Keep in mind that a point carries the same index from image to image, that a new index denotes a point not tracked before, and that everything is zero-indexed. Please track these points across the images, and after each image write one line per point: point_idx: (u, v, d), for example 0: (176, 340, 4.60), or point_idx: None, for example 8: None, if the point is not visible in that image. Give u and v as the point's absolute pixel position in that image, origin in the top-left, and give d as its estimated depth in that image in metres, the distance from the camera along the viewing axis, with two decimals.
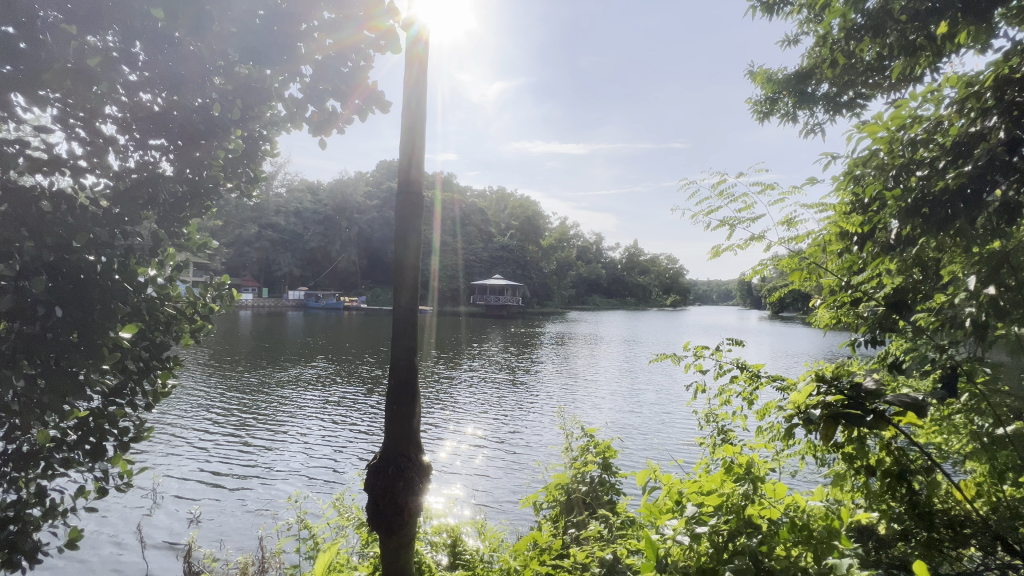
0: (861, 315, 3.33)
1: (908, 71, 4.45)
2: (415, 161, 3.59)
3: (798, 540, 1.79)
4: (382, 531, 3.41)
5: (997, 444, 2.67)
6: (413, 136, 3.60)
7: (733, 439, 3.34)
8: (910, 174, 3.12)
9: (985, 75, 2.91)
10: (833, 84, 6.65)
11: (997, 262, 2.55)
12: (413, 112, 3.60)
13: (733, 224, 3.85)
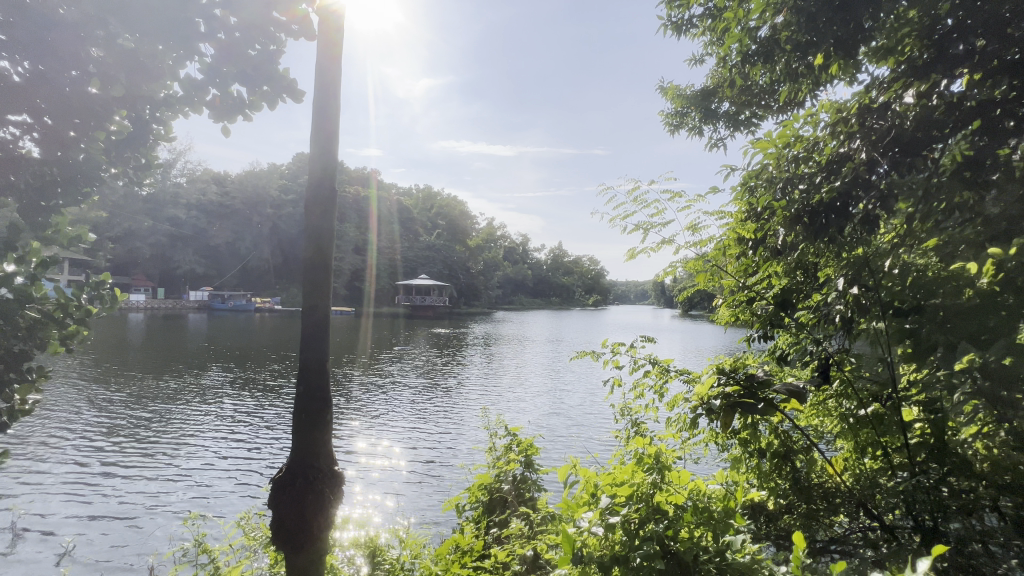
0: (756, 312, 3.70)
1: (794, 96, 4.99)
2: (328, 150, 3.46)
3: (700, 521, 1.92)
4: (288, 548, 3.22)
5: (860, 423, 3.13)
6: (324, 124, 3.48)
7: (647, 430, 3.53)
8: (793, 187, 3.53)
9: (852, 103, 3.56)
10: (733, 103, 7.29)
11: (860, 265, 2.97)
12: (325, 99, 3.48)
13: (646, 228, 4.11)
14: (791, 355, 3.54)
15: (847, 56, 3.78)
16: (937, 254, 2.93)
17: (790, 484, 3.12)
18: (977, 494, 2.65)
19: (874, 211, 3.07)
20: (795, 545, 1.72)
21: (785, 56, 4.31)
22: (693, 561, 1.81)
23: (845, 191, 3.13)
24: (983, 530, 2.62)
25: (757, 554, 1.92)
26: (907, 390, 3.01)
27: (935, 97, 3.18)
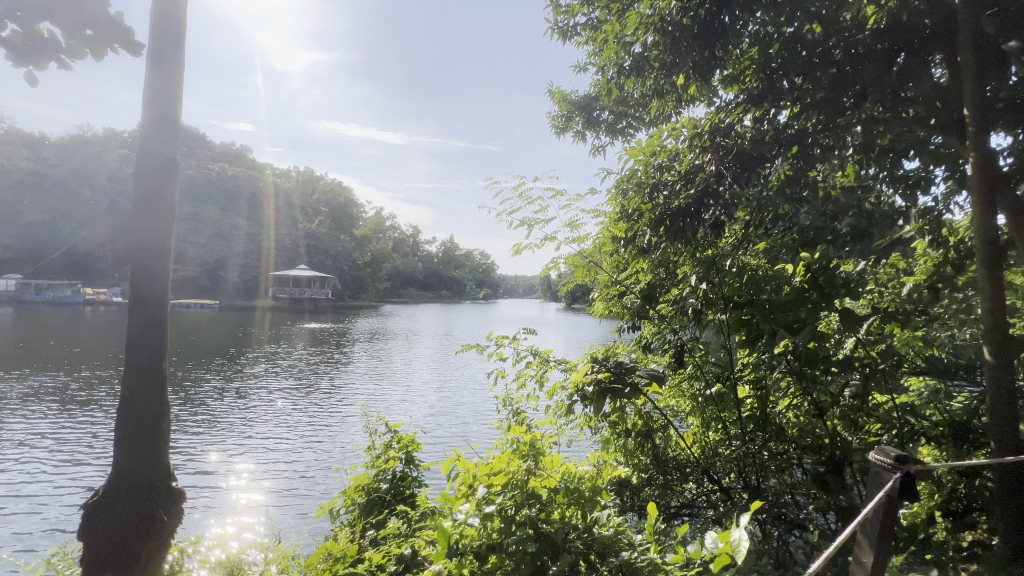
0: (627, 305, 3.96)
1: (660, 111, 5.52)
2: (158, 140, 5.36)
3: (570, 502, 2.02)
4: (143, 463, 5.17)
5: (707, 402, 3.58)
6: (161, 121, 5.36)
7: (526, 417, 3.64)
8: (658, 192, 4.01)
9: (705, 121, 4.10)
10: (612, 112, 7.82)
11: (708, 264, 3.43)
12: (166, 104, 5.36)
13: (531, 224, 4.25)
14: (653, 343, 3.85)
15: (702, 79, 4.33)
16: (766, 256, 3.56)
17: (650, 459, 3.53)
18: (787, 456, 3.23)
19: (720, 216, 3.82)
20: (650, 514, 1.88)
21: (654, 74, 4.76)
22: (563, 540, 1.90)
23: (699, 197, 3.73)
24: (792, 483, 3.21)
25: (619, 525, 2.08)
26: (741, 370, 3.50)
27: (766, 123, 3.88)
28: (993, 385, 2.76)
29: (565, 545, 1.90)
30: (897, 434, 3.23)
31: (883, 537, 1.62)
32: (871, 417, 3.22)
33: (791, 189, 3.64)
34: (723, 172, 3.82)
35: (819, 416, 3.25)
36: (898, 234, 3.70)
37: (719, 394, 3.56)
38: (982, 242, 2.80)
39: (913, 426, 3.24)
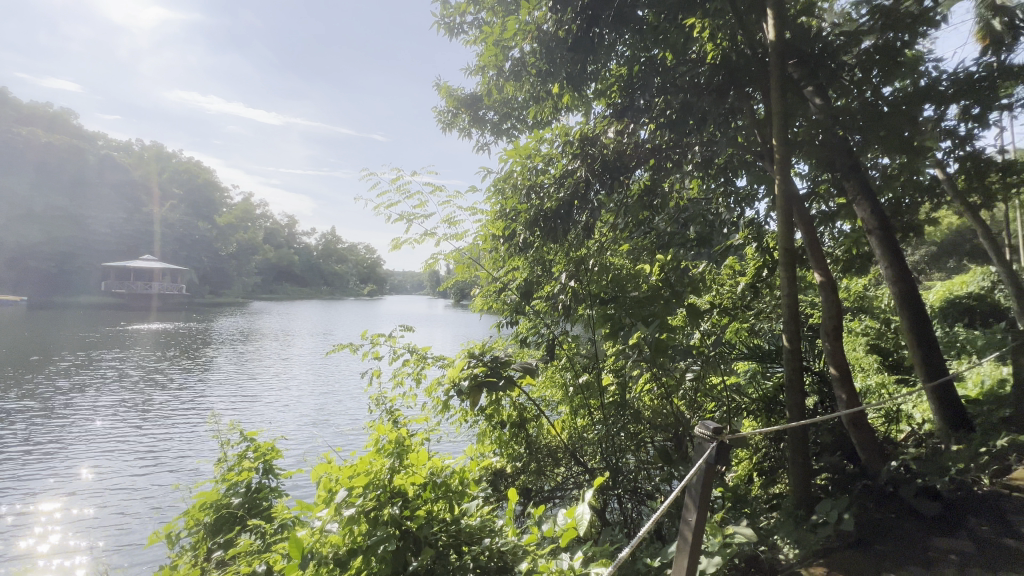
0: (506, 302, 4.07)
1: (539, 118, 5.79)
2: None
3: (437, 496, 2.04)
4: None
5: (576, 391, 3.85)
6: None
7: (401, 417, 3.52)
8: (534, 194, 4.33)
9: (576, 130, 4.47)
10: (496, 113, 7.96)
11: (575, 263, 3.72)
12: None
13: (410, 219, 4.33)
14: (530, 338, 4.02)
15: (575, 89, 4.65)
16: (629, 256, 3.94)
17: (524, 447, 3.71)
18: (641, 435, 3.60)
19: (590, 219, 4.19)
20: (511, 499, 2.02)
21: (531, 80, 4.97)
22: (427, 535, 1.90)
23: (567, 200, 4.17)
24: (646, 459, 3.59)
25: (485, 514, 2.15)
26: (605, 360, 3.83)
27: (626, 136, 4.41)
28: (790, 363, 3.21)
29: (427, 539, 1.90)
30: (725, 409, 3.86)
31: (704, 501, 1.86)
32: (707, 397, 3.78)
33: (649, 199, 4.32)
34: (592, 178, 4.28)
35: (667, 398, 3.69)
36: (729, 241, 4.40)
37: (587, 383, 3.86)
38: (784, 247, 3.27)
39: (737, 402, 3.90)
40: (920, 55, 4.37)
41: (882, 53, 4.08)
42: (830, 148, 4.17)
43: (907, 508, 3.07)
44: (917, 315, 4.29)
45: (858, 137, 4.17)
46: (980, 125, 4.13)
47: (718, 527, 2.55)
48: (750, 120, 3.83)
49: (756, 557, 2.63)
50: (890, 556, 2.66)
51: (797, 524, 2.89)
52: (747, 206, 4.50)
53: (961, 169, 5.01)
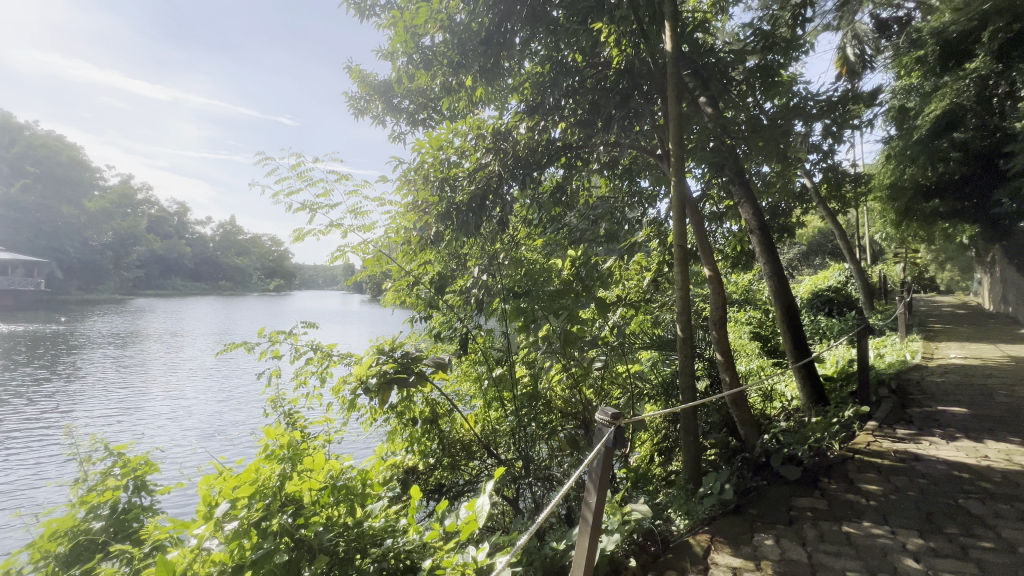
0: (420, 296, 3.91)
1: (453, 110, 5.71)
2: None
3: (338, 499, 1.98)
4: None
5: (489, 385, 3.89)
6: None
7: (300, 420, 3.31)
8: (447, 186, 4.30)
9: (490, 123, 4.48)
10: (411, 102, 7.72)
11: (489, 260, 3.83)
12: None
13: (313, 209, 4.29)
14: (443, 332, 3.92)
15: (488, 84, 4.65)
16: (542, 251, 4.11)
17: (436, 443, 3.68)
18: (552, 425, 3.79)
19: (505, 215, 4.29)
20: (414, 496, 2.02)
21: (442, 70, 4.88)
22: (323, 542, 1.82)
23: (480, 194, 4.19)
24: (555, 447, 3.75)
25: (388, 515, 2.15)
26: (519, 353, 3.91)
27: (537, 133, 4.49)
28: (683, 350, 3.47)
29: (322, 547, 1.81)
30: (629, 395, 4.13)
31: (603, 483, 1.96)
32: (613, 384, 4.03)
33: (559, 196, 4.64)
34: (505, 174, 4.31)
35: (575, 387, 3.87)
36: (634, 237, 4.81)
37: (502, 376, 3.89)
38: (679, 245, 3.52)
39: (639, 388, 4.20)
40: (793, 78, 4.95)
41: (762, 72, 4.57)
42: (720, 154, 4.58)
43: (775, 475, 3.51)
44: (787, 306, 4.89)
45: (743, 147, 4.62)
46: (838, 141, 4.76)
47: (618, 507, 2.72)
48: (651, 124, 4.09)
49: (651, 531, 2.85)
50: (761, 518, 3.01)
51: (687, 497, 3.16)
52: (650, 206, 4.92)
53: (824, 180, 5.76)
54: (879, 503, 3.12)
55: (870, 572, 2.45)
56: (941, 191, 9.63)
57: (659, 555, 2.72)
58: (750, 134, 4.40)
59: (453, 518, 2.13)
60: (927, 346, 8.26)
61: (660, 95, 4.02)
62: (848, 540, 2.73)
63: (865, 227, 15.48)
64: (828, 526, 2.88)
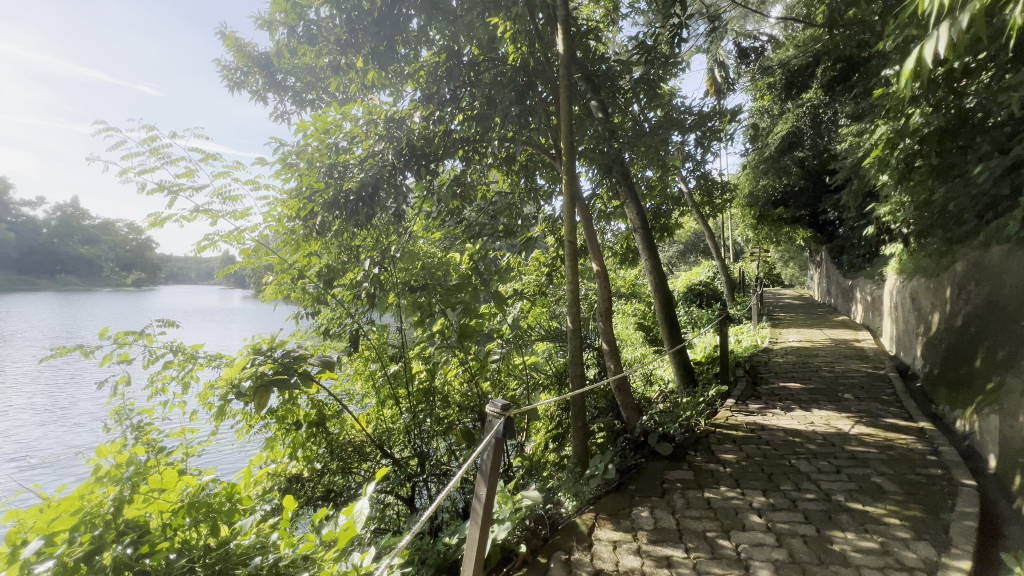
0: (305, 290, 3.56)
1: (343, 92, 5.37)
2: None
3: (198, 521, 1.80)
4: None
5: (383, 382, 3.74)
6: None
7: (152, 435, 2.78)
8: (337, 173, 4.07)
9: (383, 109, 4.28)
10: (297, 80, 7.11)
11: (382, 253, 3.67)
12: None
13: (174, 191, 3.92)
14: (332, 329, 3.67)
15: (380, 68, 4.44)
16: (441, 245, 4.25)
17: (324, 447, 3.48)
18: (449, 419, 3.80)
19: (401, 207, 4.15)
20: (285, 509, 1.91)
21: (330, 49, 4.56)
22: (173, 569, 1.64)
23: (372, 182, 3.99)
24: (450, 441, 3.75)
25: (261, 530, 1.97)
26: (414, 349, 3.82)
27: (433, 124, 4.37)
28: (573, 340, 3.63)
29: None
30: (524, 385, 4.26)
31: (493, 473, 1.98)
32: (510, 376, 4.14)
33: (456, 188, 4.59)
34: (399, 164, 4.18)
35: (472, 380, 3.91)
36: (530, 233, 4.94)
37: (398, 372, 3.78)
38: (569, 241, 3.66)
39: (535, 378, 4.34)
40: (672, 91, 5.43)
41: (646, 84, 4.97)
42: (607, 157, 4.82)
43: (652, 452, 3.85)
44: (664, 298, 5.39)
45: (629, 153, 4.84)
46: (707, 151, 5.32)
47: (510, 496, 2.79)
48: (545, 122, 4.22)
49: (541, 515, 2.97)
50: (639, 492, 3.29)
51: (576, 479, 3.34)
52: (546, 202, 5.09)
53: (697, 186, 6.43)
54: (733, 469, 3.58)
55: (724, 530, 2.80)
56: (785, 200, 11.42)
57: (548, 538, 2.85)
58: (633, 139, 4.69)
59: (331, 526, 2.04)
60: (773, 332, 9.68)
61: (553, 96, 4.17)
62: (709, 505, 3.09)
63: (729, 230, 17.69)
64: (694, 493, 3.24)
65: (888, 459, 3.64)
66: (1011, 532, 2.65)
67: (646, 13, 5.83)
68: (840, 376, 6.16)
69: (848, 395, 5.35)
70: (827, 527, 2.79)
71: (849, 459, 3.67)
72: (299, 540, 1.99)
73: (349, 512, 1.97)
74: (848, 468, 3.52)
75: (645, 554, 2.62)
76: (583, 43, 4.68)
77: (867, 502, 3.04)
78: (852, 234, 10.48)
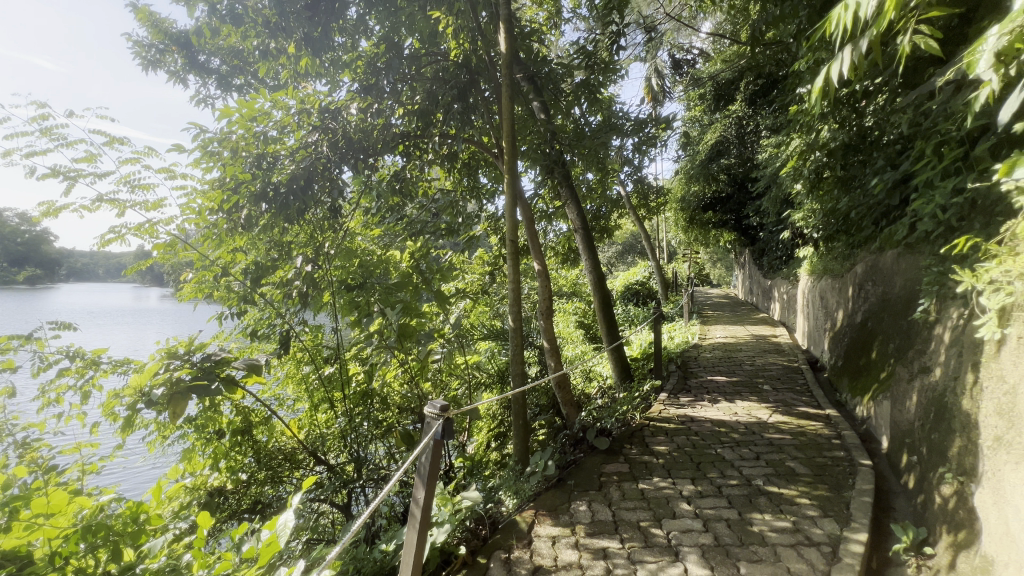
0: (229, 288, 3.37)
1: (274, 79, 5.05)
2: None
3: (96, 546, 1.62)
4: None
5: (316, 384, 3.60)
6: None
7: (40, 453, 2.39)
8: (265, 163, 3.82)
9: (315, 98, 4.06)
10: (222, 63, 6.61)
11: (316, 250, 3.50)
12: None
13: (71, 177, 3.50)
14: (260, 330, 3.47)
15: (314, 56, 4.21)
16: (381, 242, 4.11)
17: (251, 456, 3.27)
18: (388, 422, 3.70)
19: (336, 203, 4.02)
20: (200, 526, 1.72)
21: (258, 32, 4.26)
22: None
23: (306, 173, 3.78)
24: (389, 446, 3.65)
25: (173, 551, 1.81)
26: (350, 350, 3.68)
27: (371, 116, 4.21)
28: (515, 339, 3.65)
29: None
30: (466, 385, 4.24)
31: (432, 475, 1.94)
32: (452, 376, 4.10)
33: (397, 185, 4.47)
34: (335, 157, 4.00)
35: (412, 381, 3.81)
36: (471, 232, 4.97)
37: (333, 375, 3.62)
38: (511, 240, 3.66)
39: (477, 377, 4.33)
40: (611, 97, 5.61)
41: (586, 88, 5.10)
42: (549, 158, 4.92)
43: (591, 447, 3.96)
44: (602, 297, 5.56)
45: (570, 155, 4.94)
46: (644, 157, 5.54)
47: (449, 498, 2.75)
48: (487, 121, 4.20)
49: (481, 515, 2.96)
50: (577, 487, 3.37)
51: (516, 477, 3.36)
52: (488, 201, 5.08)
53: (634, 189, 6.69)
54: (665, 460, 3.76)
55: (656, 519, 2.93)
56: (713, 205, 12.17)
57: (488, 537, 2.85)
58: (574, 141, 4.77)
59: (253, 542, 1.90)
60: (702, 329, 10.30)
61: (496, 95, 4.16)
62: (642, 495, 3.22)
63: (663, 232, 18.62)
64: (629, 486, 3.36)
65: (799, 445, 3.97)
66: (899, 505, 2.98)
67: (587, 19, 5.97)
68: (760, 369, 6.66)
69: (767, 386, 5.80)
70: (747, 510, 2.99)
71: (767, 446, 3.97)
72: (215, 560, 1.83)
73: (272, 526, 1.84)
74: (766, 454, 3.81)
75: (583, 547, 2.68)
76: (527, 44, 4.70)
77: (782, 485, 3.31)
78: (771, 238, 11.35)
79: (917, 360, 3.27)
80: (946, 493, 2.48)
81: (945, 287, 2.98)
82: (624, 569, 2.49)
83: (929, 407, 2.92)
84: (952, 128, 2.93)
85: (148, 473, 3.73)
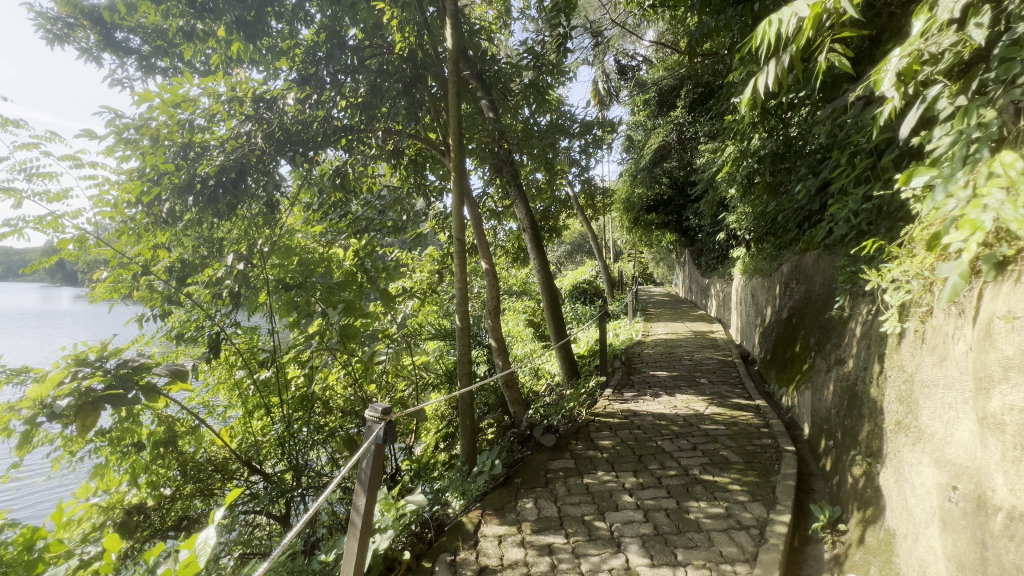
0: (151, 288, 3.16)
1: (203, 63, 4.72)
2: None
3: None
4: None
5: (253, 390, 3.42)
6: None
7: None
8: (191, 153, 3.53)
9: (245, 87, 3.85)
10: (144, 43, 6.10)
11: (250, 248, 3.30)
12: None
13: None
14: (187, 333, 3.25)
15: (244, 40, 3.90)
16: (325, 240, 4.00)
17: (177, 468, 3.04)
18: (330, 426, 3.56)
19: (274, 198, 3.74)
20: (108, 548, 1.53)
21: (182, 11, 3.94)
22: None
23: (238, 164, 3.51)
24: (331, 453, 3.50)
25: None
26: (288, 353, 3.50)
27: (309, 107, 4.00)
28: (461, 338, 3.62)
29: None
30: (412, 386, 4.17)
31: (373, 481, 1.88)
32: (398, 377, 4.02)
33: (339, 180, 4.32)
34: (271, 149, 3.78)
35: (354, 383, 3.68)
36: (420, 230, 4.75)
37: (269, 380, 3.46)
38: (458, 239, 3.63)
39: (424, 378, 4.27)
40: (558, 98, 5.68)
41: (535, 90, 5.15)
42: (497, 156, 4.96)
43: (538, 444, 4.00)
44: (550, 295, 5.63)
45: (520, 155, 4.94)
46: (592, 159, 5.68)
47: (393, 502, 2.69)
48: (434, 117, 4.20)
49: (426, 518, 2.92)
50: (524, 484, 3.39)
51: (463, 478, 3.35)
52: (436, 199, 5.01)
53: (582, 190, 6.82)
54: (609, 454, 3.86)
55: (600, 512, 3.01)
56: (656, 207, 12.68)
57: (434, 540, 2.81)
58: (522, 139, 4.78)
59: (171, 564, 1.75)
60: (646, 326, 10.72)
61: (443, 91, 4.09)
62: (587, 490, 3.30)
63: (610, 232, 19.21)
64: (574, 481, 3.43)
65: (732, 434, 4.21)
66: (818, 486, 3.23)
67: (535, 20, 6.02)
68: (698, 364, 7.02)
69: (704, 380, 6.11)
70: (685, 499, 3.14)
71: (703, 437, 4.18)
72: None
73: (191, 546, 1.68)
74: (702, 444, 4.01)
75: (528, 544, 2.70)
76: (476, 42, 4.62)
77: (716, 472, 3.50)
78: (708, 239, 11.98)
79: (834, 352, 3.56)
80: (857, 473, 2.72)
81: (857, 285, 3.25)
82: (568, 563, 2.53)
83: (844, 395, 3.19)
84: (863, 140, 3.20)
85: (51, 492, 3.37)
